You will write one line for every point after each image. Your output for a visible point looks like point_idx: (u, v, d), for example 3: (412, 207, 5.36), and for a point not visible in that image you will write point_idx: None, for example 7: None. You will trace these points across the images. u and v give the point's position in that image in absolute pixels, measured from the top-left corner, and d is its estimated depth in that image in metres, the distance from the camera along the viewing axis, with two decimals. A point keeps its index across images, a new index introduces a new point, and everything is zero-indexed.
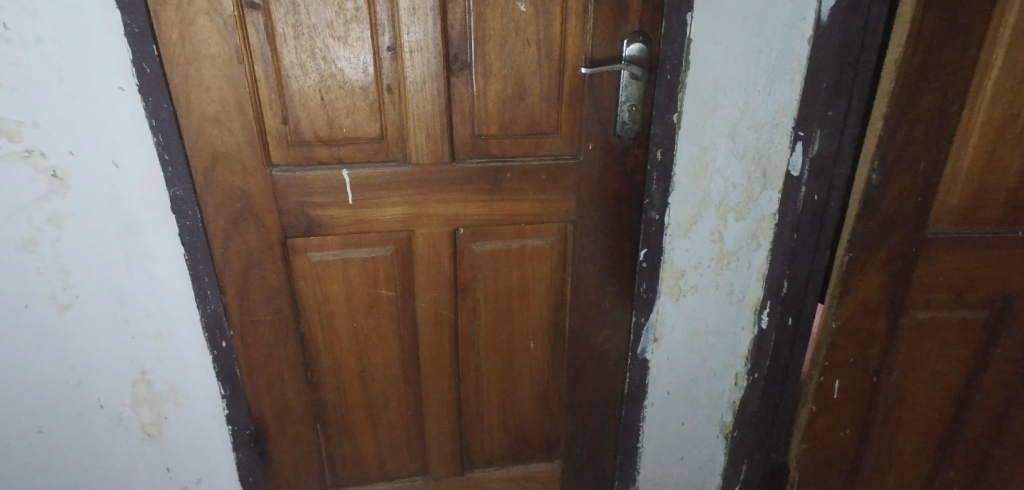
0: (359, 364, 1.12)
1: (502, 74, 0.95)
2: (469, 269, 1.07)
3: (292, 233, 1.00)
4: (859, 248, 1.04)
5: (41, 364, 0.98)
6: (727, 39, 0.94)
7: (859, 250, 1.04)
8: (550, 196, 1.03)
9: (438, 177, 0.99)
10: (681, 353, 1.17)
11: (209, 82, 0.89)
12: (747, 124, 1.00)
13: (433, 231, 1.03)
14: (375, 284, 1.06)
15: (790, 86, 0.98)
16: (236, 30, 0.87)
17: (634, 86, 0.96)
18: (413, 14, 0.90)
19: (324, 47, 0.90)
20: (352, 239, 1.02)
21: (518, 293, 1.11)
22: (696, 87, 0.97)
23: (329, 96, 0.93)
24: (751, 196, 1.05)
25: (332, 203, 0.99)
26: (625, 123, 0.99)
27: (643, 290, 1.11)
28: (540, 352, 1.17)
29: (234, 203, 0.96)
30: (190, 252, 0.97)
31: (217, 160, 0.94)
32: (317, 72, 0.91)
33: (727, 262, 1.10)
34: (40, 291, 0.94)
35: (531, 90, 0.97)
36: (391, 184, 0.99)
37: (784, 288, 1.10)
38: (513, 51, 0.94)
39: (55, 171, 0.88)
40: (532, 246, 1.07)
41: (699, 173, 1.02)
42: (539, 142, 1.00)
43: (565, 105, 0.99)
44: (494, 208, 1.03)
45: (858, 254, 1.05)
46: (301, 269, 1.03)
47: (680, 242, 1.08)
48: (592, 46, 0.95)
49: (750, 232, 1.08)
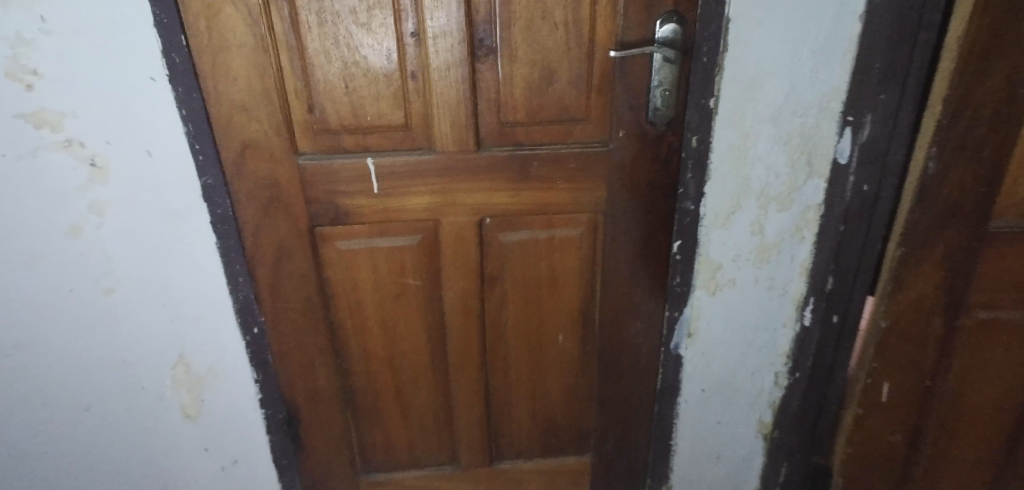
0: (388, 354, 1.12)
1: (529, 58, 0.92)
2: (496, 260, 1.06)
3: (320, 221, 1.00)
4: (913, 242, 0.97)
5: (86, 345, 1.02)
6: (770, 18, 0.87)
7: (914, 244, 0.97)
8: (579, 184, 1.00)
9: (463, 167, 0.97)
10: (717, 350, 1.12)
11: (236, 71, 0.90)
12: (791, 109, 0.93)
13: (460, 220, 1.01)
14: (402, 273, 1.05)
15: (841, 68, 0.90)
16: (261, 19, 0.87)
17: (668, 70, 0.91)
18: None
19: (348, 34, 0.89)
20: (379, 228, 1.02)
21: (547, 284, 1.08)
22: (736, 70, 0.91)
23: (353, 84, 0.92)
24: (795, 185, 0.99)
25: (358, 192, 0.98)
26: (657, 109, 0.94)
27: (677, 283, 1.07)
28: (570, 345, 1.14)
29: (263, 192, 0.97)
30: (222, 239, 0.99)
31: (246, 149, 0.94)
32: (342, 59, 0.90)
33: (768, 255, 1.04)
34: (85, 276, 0.97)
35: (560, 75, 0.93)
36: (416, 172, 0.97)
37: (829, 286, 1.02)
38: (541, 35, 0.90)
39: (95, 160, 0.91)
40: (560, 236, 1.04)
41: (737, 161, 0.97)
42: (567, 130, 0.97)
43: (595, 91, 0.95)
44: (522, 197, 1.00)
45: (913, 249, 0.97)
46: (330, 257, 1.03)
47: (715, 233, 1.03)
48: (624, 27, 0.90)
49: (794, 224, 1.01)
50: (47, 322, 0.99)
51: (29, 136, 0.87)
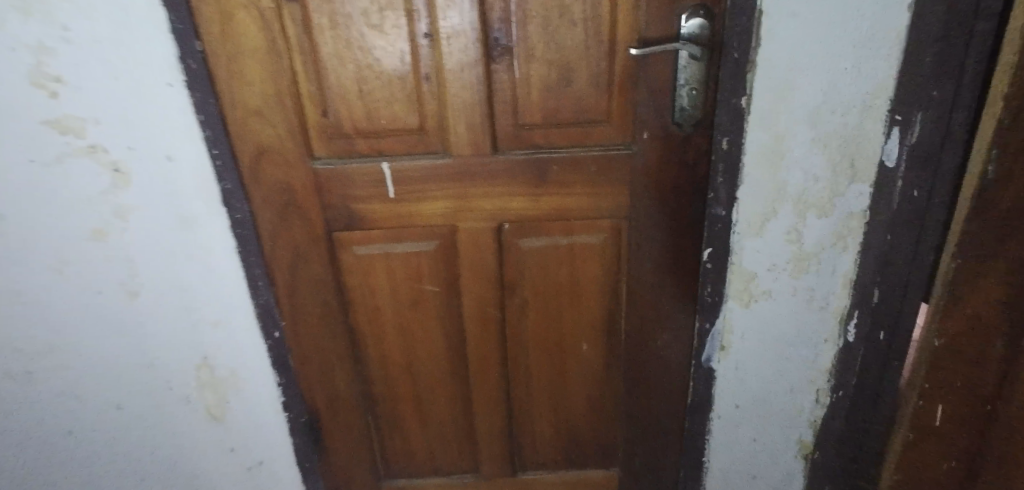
0: (406, 360, 1.11)
1: (546, 58, 0.88)
2: (515, 266, 1.02)
3: (337, 226, 0.99)
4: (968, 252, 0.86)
5: (115, 345, 1.04)
6: (806, 10, 0.80)
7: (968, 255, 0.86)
8: (600, 189, 0.95)
9: (479, 171, 0.94)
10: (752, 365, 1.05)
11: (251, 76, 0.89)
12: (831, 108, 0.86)
13: (477, 226, 0.98)
14: (419, 279, 1.03)
15: (886, 63, 0.83)
16: (274, 23, 0.86)
17: (694, 68, 0.86)
18: None
19: (360, 36, 0.87)
20: (394, 233, 1.00)
21: (569, 292, 1.04)
22: (770, 67, 0.84)
23: (366, 87, 0.90)
24: (836, 190, 0.91)
25: (373, 196, 0.96)
26: (683, 109, 0.88)
27: (708, 293, 1.01)
28: (594, 354, 1.09)
29: (280, 197, 0.97)
30: (240, 244, 0.99)
31: (262, 153, 0.94)
32: (355, 62, 0.89)
33: (806, 265, 0.97)
34: (111, 277, 1.00)
35: (579, 75, 0.89)
36: (431, 177, 0.95)
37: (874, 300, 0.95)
38: (558, 33, 0.86)
39: (117, 166, 0.92)
40: (581, 243, 1.00)
41: (772, 165, 0.91)
42: (587, 132, 0.92)
43: (616, 91, 0.90)
44: (539, 203, 0.96)
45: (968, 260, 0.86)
46: (347, 262, 1.02)
47: (749, 241, 0.97)
48: (646, 24, 0.85)
49: (835, 232, 0.94)
50: (78, 322, 1.02)
51: (56, 142, 0.90)
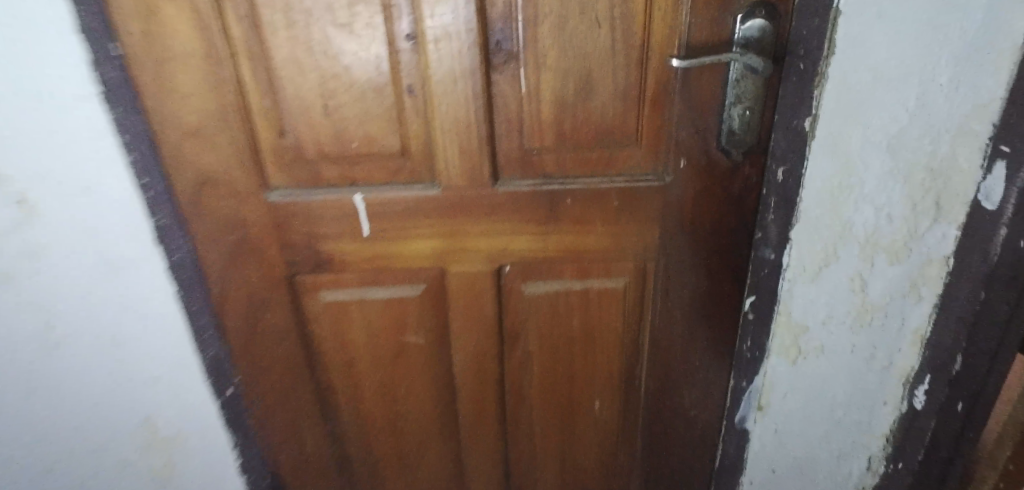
0: (388, 417, 0.94)
1: (562, 67, 0.69)
2: (518, 315, 0.85)
3: (300, 269, 0.81)
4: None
5: (31, 418, 0.82)
6: (895, 9, 0.63)
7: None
8: (623, 227, 0.78)
9: (474, 205, 0.76)
10: (794, 427, 0.89)
11: (185, 87, 0.70)
12: (916, 133, 0.69)
13: (471, 269, 0.81)
14: (402, 329, 0.86)
15: (991, 77, 0.65)
16: (213, 20, 0.67)
17: (751, 82, 0.67)
18: None
19: (323, 38, 0.68)
20: (371, 276, 0.82)
21: (582, 343, 0.87)
22: (843, 80, 0.67)
23: (333, 101, 0.71)
24: (913, 232, 0.74)
25: (344, 235, 0.78)
26: (732, 133, 0.70)
27: (747, 348, 0.85)
28: (608, 412, 0.93)
29: (228, 235, 0.79)
30: (182, 290, 0.81)
31: (204, 183, 0.75)
32: (318, 71, 0.70)
33: (869, 318, 0.80)
34: (24, 336, 0.77)
35: (602, 88, 0.70)
36: (415, 212, 0.77)
37: (954, 370, 0.76)
38: (577, 36, 0.68)
39: (22, 198, 0.70)
40: (598, 288, 0.83)
41: (837, 200, 0.73)
42: (611, 157, 0.74)
43: (648, 109, 0.71)
44: (549, 243, 0.79)
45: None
46: (314, 310, 0.85)
47: (800, 291, 0.79)
48: (690, 25, 0.66)
49: (908, 281, 0.77)
50: None
51: None
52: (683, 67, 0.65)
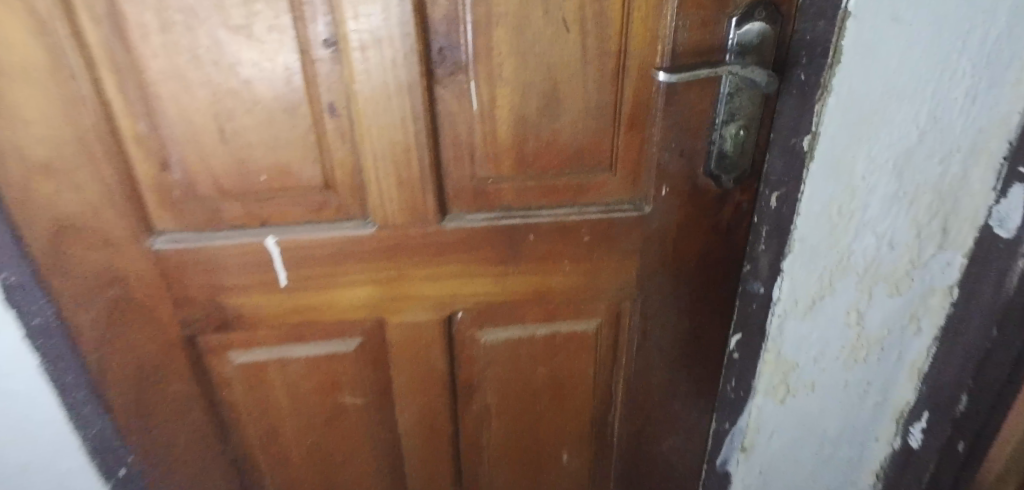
0: (323, 487, 0.80)
1: (522, 79, 0.56)
2: (475, 366, 0.73)
3: (203, 328, 0.66)
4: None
5: None
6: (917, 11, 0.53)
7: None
8: (596, 265, 0.66)
9: (418, 247, 0.63)
10: (780, 468, 0.81)
11: (25, 109, 0.52)
12: (927, 152, 0.60)
13: (418, 320, 0.68)
14: (335, 390, 0.72)
15: (1013, 88, 0.56)
16: (57, 21, 0.50)
17: (747, 98, 0.57)
18: None
19: (213, 44, 0.52)
20: (294, 332, 0.67)
21: (548, 393, 0.76)
22: (850, 93, 0.56)
23: (232, 125, 0.56)
24: (916, 261, 0.66)
25: (257, 286, 0.63)
26: (723, 156, 0.60)
27: (732, 389, 0.77)
28: (578, 464, 0.82)
29: (103, 293, 0.62)
30: (48, 361, 0.63)
31: (62, 231, 0.58)
32: (208, 87, 0.54)
33: (865, 352, 0.72)
34: None
35: (570, 104, 0.58)
36: (345, 256, 0.63)
37: (959, 408, 0.69)
38: (539, 41, 0.55)
39: None
40: (566, 332, 0.71)
41: (835, 227, 0.64)
42: (583, 186, 0.62)
43: (625, 127, 0.60)
44: (510, 286, 0.66)
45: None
46: (225, 374, 0.70)
47: (792, 325, 0.70)
48: (677, 29, 0.54)
49: (907, 312, 0.69)
50: None
51: None
52: (670, 81, 0.54)
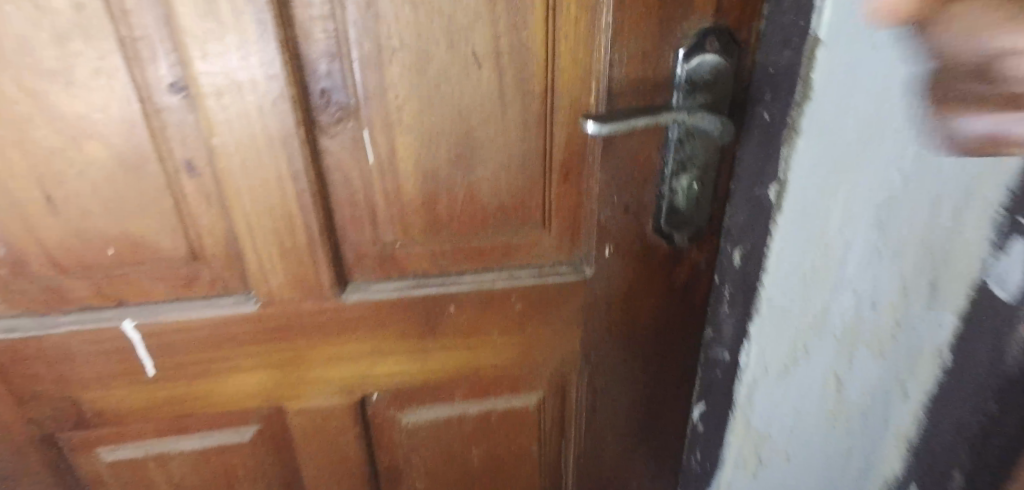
0: None
1: (426, 127, 0.46)
2: (397, 450, 0.62)
3: (59, 425, 0.54)
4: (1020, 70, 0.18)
5: None
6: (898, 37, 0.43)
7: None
8: (532, 335, 0.56)
9: (314, 324, 0.52)
10: None
11: None
12: (913, 198, 0.50)
13: (322, 405, 0.57)
14: (232, 483, 0.61)
15: None
16: None
17: (700, 145, 0.47)
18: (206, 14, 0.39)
19: (23, 93, 0.41)
20: (175, 423, 0.56)
21: (486, 474, 0.65)
22: (823, 134, 0.47)
23: (63, 190, 0.44)
24: (901, 319, 0.56)
25: (120, 376, 0.52)
26: (675, 212, 0.50)
27: (695, 462, 0.69)
28: None
29: None
30: None
31: None
32: (25, 145, 0.42)
33: (844, 418, 0.63)
34: None
35: (488, 155, 0.48)
36: (225, 339, 0.52)
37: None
38: (444, 81, 0.44)
39: None
40: (502, 410, 0.61)
41: (808, 286, 0.55)
42: (510, 247, 0.52)
43: (557, 179, 0.50)
44: (431, 364, 0.56)
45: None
46: (94, 474, 0.58)
47: (764, 395, 0.61)
48: (614, 63, 0.44)
49: (891, 375, 0.59)
50: None
51: None
52: (602, 134, 0.43)
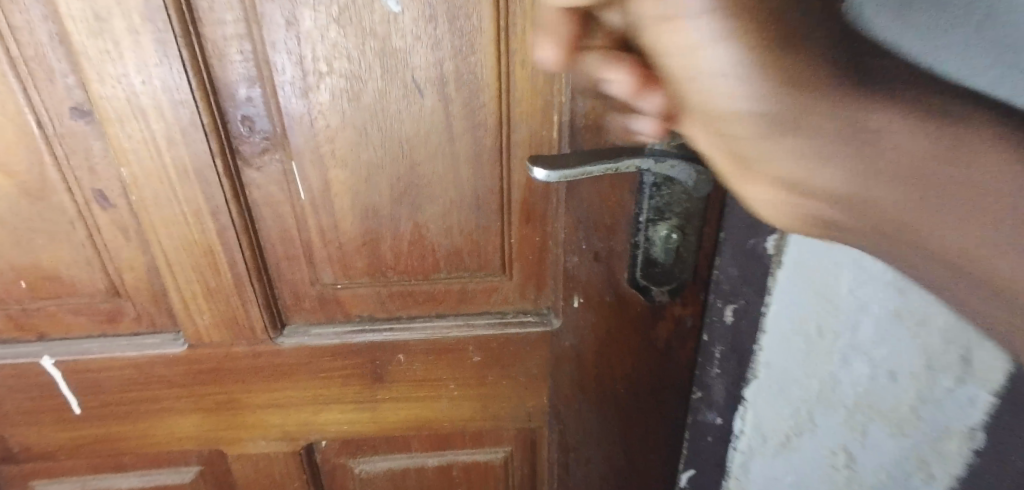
0: None
1: (363, 160, 0.40)
2: None
3: None
4: (619, 91, 0.22)
5: None
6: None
7: (631, 77, 0.21)
8: (494, 389, 0.50)
9: (249, 367, 0.48)
10: None
11: None
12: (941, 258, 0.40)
13: (265, 450, 0.52)
14: None
15: None
16: None
17: (679, 189, 0.40)
18: (100, 32, 0.34)
19: None
20: (109, 461, 0.53)
21: None
22: None
23: None
24: (926, 400, 0.45)
25: (44, 412, 0.49)
26: (651, 263, 0.43)
27: None
28: None
29: None
30: None
31: None
32: None
33: None
34: None
35: (435, 193, 0.42)
36: (154, 379, 0.47)
37: None
38: (381, 110, 0.39)
39: None
40: (464, 463, 0.55)
41: (810, 355, 0.47)
42: (466, 293, 0.46)
43: (517, 220, 0.43)
44: (382, 414, 0.51)
45: (635, 82, 0.21)
46: None
47: (760, 461, 0.54)
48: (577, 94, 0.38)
49: (916, 464, 0.48)
50: None
51: None
52: (553, 181, 0.36)
